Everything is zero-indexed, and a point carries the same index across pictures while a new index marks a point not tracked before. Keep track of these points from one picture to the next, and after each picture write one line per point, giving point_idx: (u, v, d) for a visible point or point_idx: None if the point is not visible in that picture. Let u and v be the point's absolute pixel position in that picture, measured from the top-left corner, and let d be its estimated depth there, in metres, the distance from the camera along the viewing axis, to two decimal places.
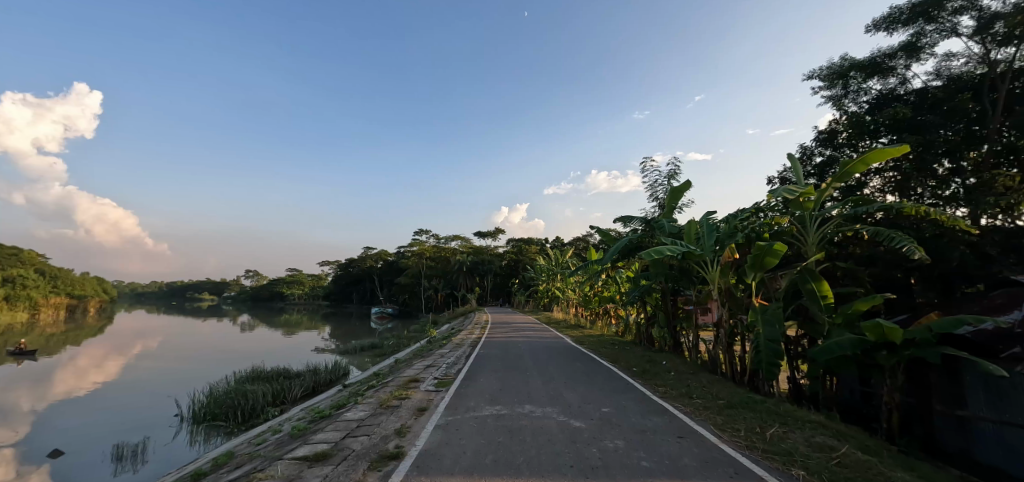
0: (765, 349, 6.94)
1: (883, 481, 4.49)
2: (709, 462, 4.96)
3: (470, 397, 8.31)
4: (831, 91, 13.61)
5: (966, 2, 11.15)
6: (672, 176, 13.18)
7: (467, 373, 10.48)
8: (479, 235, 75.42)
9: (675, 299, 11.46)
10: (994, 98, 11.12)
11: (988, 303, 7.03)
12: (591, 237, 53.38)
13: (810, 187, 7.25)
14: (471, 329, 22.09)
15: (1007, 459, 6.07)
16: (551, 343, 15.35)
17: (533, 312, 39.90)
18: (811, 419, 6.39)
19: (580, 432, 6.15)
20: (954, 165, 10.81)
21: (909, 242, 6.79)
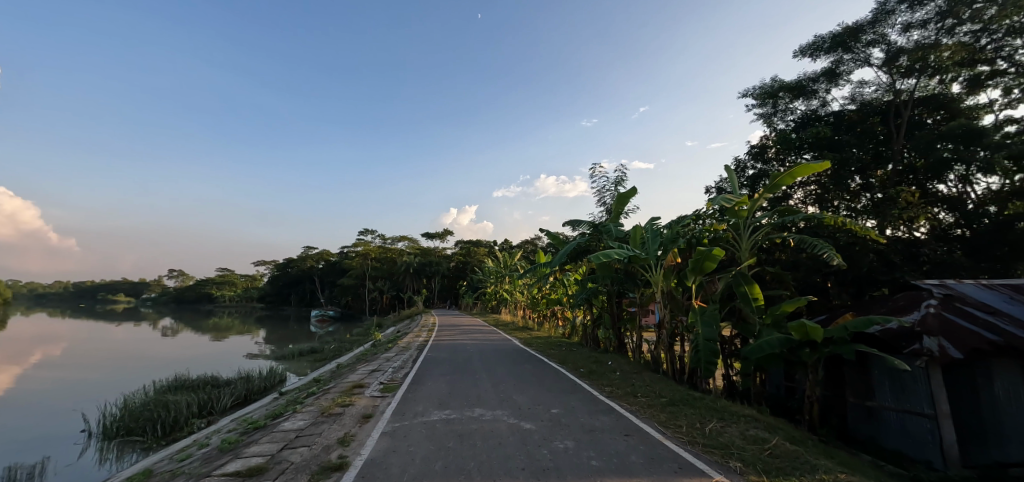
0: (703, 348, 7.32)
1: (808, 469, 4.87)
2: (655, 458, 5.14)
3: (417, 402, 8.08)
4: (763, 109, 14.71)
5: (877, 36, 12.52)
6: (619, 183, 13.63)
7: (414, 377, 10.20)
8: (426, 236, 74.15)
9: (620, 301, 11.85)
10: (898, 123, 12.53)
11: (892, 305, 7.87)
12: (538, 241, 54.17)
13: (745, 197, 7.76)
14: (417, 332, 21.62)
15: (909, 445, 6.97)
16: (500, 346, 15.35)
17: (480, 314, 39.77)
18: (745, 413, 6.81)
19: (530, 434, 6.16)
20: (865, 181, 12.03)
21: (828, 250, 7.43)
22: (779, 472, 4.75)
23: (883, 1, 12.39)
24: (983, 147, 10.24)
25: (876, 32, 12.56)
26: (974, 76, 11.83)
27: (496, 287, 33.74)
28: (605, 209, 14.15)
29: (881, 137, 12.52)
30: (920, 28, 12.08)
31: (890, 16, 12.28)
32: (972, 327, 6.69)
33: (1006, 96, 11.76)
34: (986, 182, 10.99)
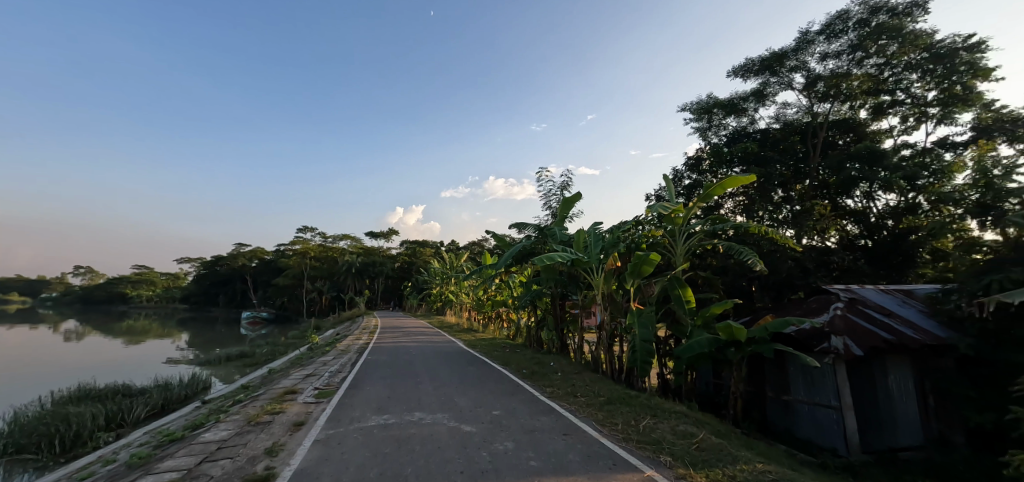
0: (640, 348, 7.62)
1: (730, 460, 5.18)
2: (591, 456, 5.26)
3: (354, 407, 7.75)
4: (699, 123, 15.64)
5: (799, 62, 13.74)
6: (565, 187, 13.91)
7: (352, 381, 9.79)
8: (371, 235, 71.89)
9: (564, 303, 12.09)
10: (814, 143, 13.78)
11: (806, 308, 8.62)
12: (486, 242, 54.31)
13: (680, 205, 8.16)
14: (358, 335, 20.80)
15: (817, 434, 7.68)
16: (444, 348, 15.15)
17: (424, 316, 39.14)
18: (676, 409, 7.17)
19: (470, 437, 6.09)
20: (786, 194, 13.19)
21: (753, 256, 7.97)
22: (704, 464, 5.01)
23: (804, 32, 13.62)
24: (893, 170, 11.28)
25: (798, 59, 13.77)
26: (877, 105, 13.40)
27: (441, 288, 33.28)
28: (551, 213, 14.37)
29: (801, 155, 13.74)
30: (834, 58, 13.38)
31: (810, 45, 13.53)
32: (870, 327, 7.50)
33: (902, 123, 13.34)
34: (885, 198, 12.34)
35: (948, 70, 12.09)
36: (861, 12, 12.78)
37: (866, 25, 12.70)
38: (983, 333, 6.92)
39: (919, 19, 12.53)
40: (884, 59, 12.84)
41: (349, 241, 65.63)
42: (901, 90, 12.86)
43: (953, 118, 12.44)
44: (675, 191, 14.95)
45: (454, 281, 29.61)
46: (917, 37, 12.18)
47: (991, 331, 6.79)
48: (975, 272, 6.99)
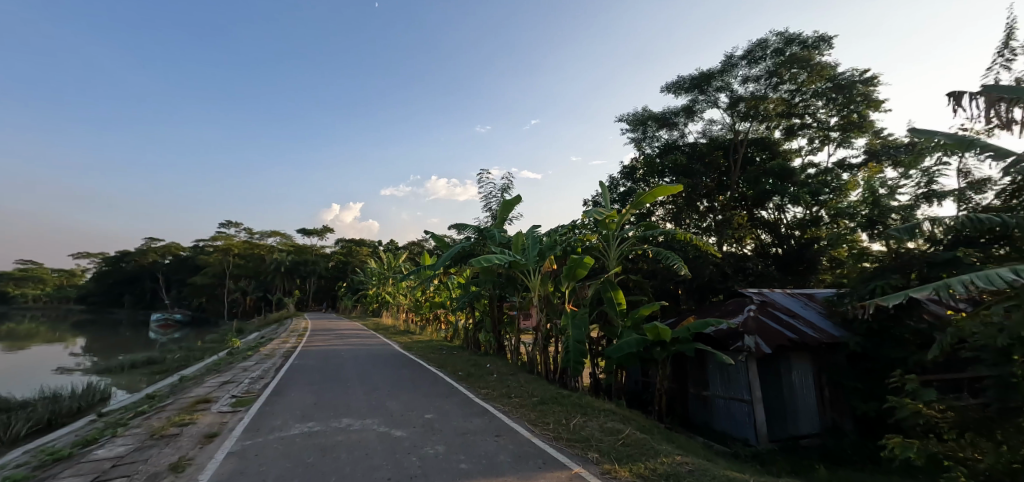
0: (573, 349, 7.84)
1: (652, 453, 5.44)
2: (522, 456, 5.29)
3: (275, 415, 7.24)
4: (634, 134, 16.46)
5: (723, 83, 14.86)
6: (506, 190, 14.02)
7: (276, 388, 9.18)
8: (305, 233, 68.16)
9: (502, 305, 12.16)
10: (735, 158, 14.92)
11: (724, 310, 9.32)
12: (426, 242, 53.55)
13: (614, 211, 8.49)
14: (285, 338, 19.56)
15: (732, 426, 8.32)
16: (378, 351, 14.66)
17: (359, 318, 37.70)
18: (605, 407, 7.43)
19: (400, 442, 5.89)
20: (710, 204, 14.41)
21: (678, 261, 8.48)
22: (629, 459, 5.22)
23: (729, 56, 14.75)
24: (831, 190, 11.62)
25: (723, 81, 14.87)
26: (788, 126, 14.84)
27: (378, 289, 32.23)
28: (491, 215, 14.40)
29: (723, 168, 14.89)
30: (754, 82, 14.54)
31: (733, 68, 14.68)
32: (778, 327, 8.26)
33: (808, 144, 14.83)
34: (794, 211, 13.62)
35: (846, 99, 13.82)
36: (777, 42, 14.07)
37: (781, 54, 13.99)
38: (869, 332, 7.82)
39: (825, 52, 14.03)
40: (795, 86, 14.19)
41: (279, 238, 61.70)
42: (809, 114, 14.46)
43: (850, 142, 14.16)
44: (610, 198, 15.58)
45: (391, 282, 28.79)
46: (822, 68, 13.68)
47: (874, 330, 7.72)
48: (863, 278, 7.93)
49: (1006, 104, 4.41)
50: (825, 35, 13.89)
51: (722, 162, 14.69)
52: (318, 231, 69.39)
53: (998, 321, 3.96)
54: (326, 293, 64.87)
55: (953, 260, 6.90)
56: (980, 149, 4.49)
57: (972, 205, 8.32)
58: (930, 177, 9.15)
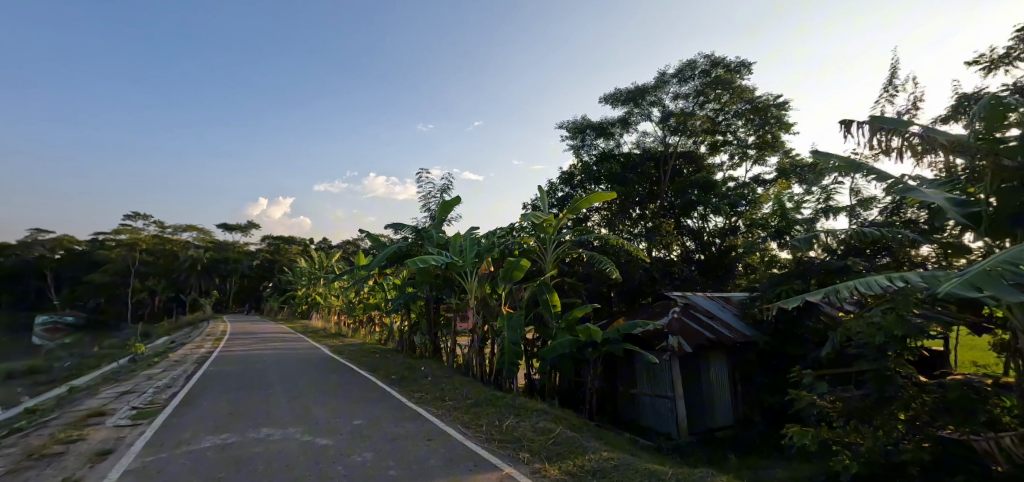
0: (508, 351, 7.92)
1: (581, 450, 5.61)
2: (453, 460, 5.23)
3: (183, 427, 6.59)
4: (574, 141, 17.00)
5: (656, 98, 15.76)
6: (446, 190, 13.91)
7: (186, 397, 8.37)
8: (227, 228, 63.07)
9: (438, 306, 12.02)
10: (665, 169, 15.84)
11: (651, 312, 9.87)
12: (363, 242, 51.68)
13: (551, 215, 8.72)
14: (199, 342, 17.92)
15: (656, 421, 8.83)
16: (305, 355, 13.90)
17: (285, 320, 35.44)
18: (538, 407, 7.56)
19: (326, 450, 5.60)
20: (641, 212, 15.26)
21: (610, 265, 8.87)
22: (559, 457, 5.33)
23: (662, 73, 15.69)
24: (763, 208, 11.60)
25: (656, 96, 15.78)
26: (713, 142, 15.99)
27: (307, 290, 30.57)
28: (430, 215, 14.20)
29: (654, 179, 15.80)
30: (683, 99, 15.51)
31: (665, 85, 15.63)
32: (698, 327, 8.90)
33: (729, 160, 16.13)
34: (715, 221, 14.71)
35: (762, 120, 15.26)
36: (704, 64, 15.21)
37: (707, 75, 15.13)
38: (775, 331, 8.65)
39: (745, 77, 15.38)
40: (719, 105, 15.37)
41: (197, 233, 56.53)
42: (730, 132, 15.70)
43: (764, 160, 15.62)
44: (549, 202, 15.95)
45: (322, 283, 27.42)
46: (742, 91, 14.99)
47: (780, 330, 8.53)
48: (772, 283, 8.76)
49: (886, 134, 4.52)
50: (745, 61, 15.23)
51: (652, 173, 15.60)
52: (242, 227, 64.45)
53: (876, 321, 4.54)
54: (250, 293, 60.36)
55: (845, 268, 7.81)
56: (864, 173, 4.92)
57: (860, 220, 9.50)
58: (828, 194, 10.32)
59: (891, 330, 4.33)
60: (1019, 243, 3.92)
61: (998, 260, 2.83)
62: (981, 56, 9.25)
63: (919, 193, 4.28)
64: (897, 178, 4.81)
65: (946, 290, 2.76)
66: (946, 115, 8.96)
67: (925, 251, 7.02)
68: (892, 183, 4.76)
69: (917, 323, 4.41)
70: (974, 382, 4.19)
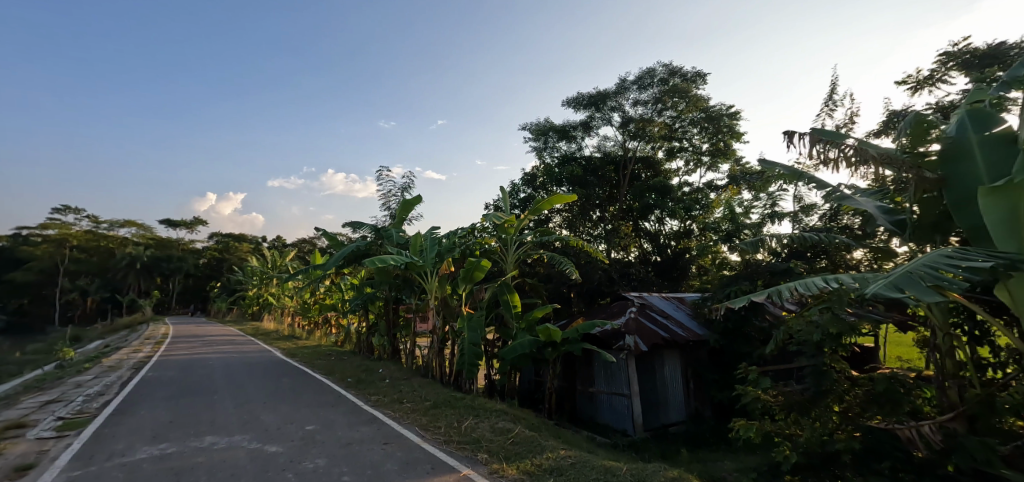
0: (468, 352, 7.91)
1: (539, 449, 5.65)
2: (410, 463, 5.13)
3: (115, 438, 6.11)
4: (537, 143, 17.17)
5: (617, 104, 16.18)
6: (406, 189, 13.68)
7: (119, 406, 7.77)
8: (171, 224, 59.29)
9: (397, 307, 11.81)
10: (625, 173, 16.29)
11: (609, 312, 10.13)
12: (319, 241, 50.04)
13: (512, 216, 8.78)
14: (136, 346, 16.71)
15: (613, 418, 9.08)
16: (255, 358, 13.27)
17: (234, 322, 33.71)
18: (497, 408, 7.57)
19: (275, 458, 5.36)
20: (601, 215, 15.65)
21: (570, 266, 9.02)
22: (516, 456, 5.35)
23: (623, 79, 16.13)
24: (722, 221, 11.98)
25: (617, 101, 16.19)
26: (669, 148, 16.59)
27: (259, 290, 29.22)
28: (389, 214, 13.91)
29: (614, 182, 16.22)
30: (643, 105, 15.98)
31: (626, 91, 16.07)
32: (654, 327, 9.21)
33: (685, 166, 16.80)
34: (671, 224, 15.33)
35: (715, 128, 15.99)
36: (663, 72, 15.76)
37: (665, 84, 15.70)
38: (725, 331, 9.04)
39: (700, 87, 16.08)
40: (676, 113, 15.98)
41: (136, 229, 52.71)
42: (686, 139, 16.34)
43: (717, 167, 16.40)
44: (512, 203, 16.02)
45: (275, 283, 26.29)
46: (698, 100, 15.66)
47: (729, 329, 8.91)
48: (722, 284, 9.17)
49: (823, 146, 4.21)
50: (701, 71, 15.91)
51: (612, 177, 16.02)
52: (188, 223, 60.71)
53: (814, 319, 4.84)
54: (196, 293, 56.97)
55: (788, 270, 8.29)
56: (805, 181, 5.04)
57: (802, 225, 10.14)
58: (773, 201, 10.95)
59: (827, 328, 4.63)
60: (938, 248, 4.26)
61: (921, 264, 2.97)
62: (908, 77, 10.11)
63: (854, 202, 4.57)
64: (833, 186, 4.96)
65: (873, 289, 2.89)
66: (877, 129, 9.73)
67: (858, 255, 7.57)
68: (830, 191, 4.89)
69: (850, 321, 4.75)
70: (899, 375, 4.60)
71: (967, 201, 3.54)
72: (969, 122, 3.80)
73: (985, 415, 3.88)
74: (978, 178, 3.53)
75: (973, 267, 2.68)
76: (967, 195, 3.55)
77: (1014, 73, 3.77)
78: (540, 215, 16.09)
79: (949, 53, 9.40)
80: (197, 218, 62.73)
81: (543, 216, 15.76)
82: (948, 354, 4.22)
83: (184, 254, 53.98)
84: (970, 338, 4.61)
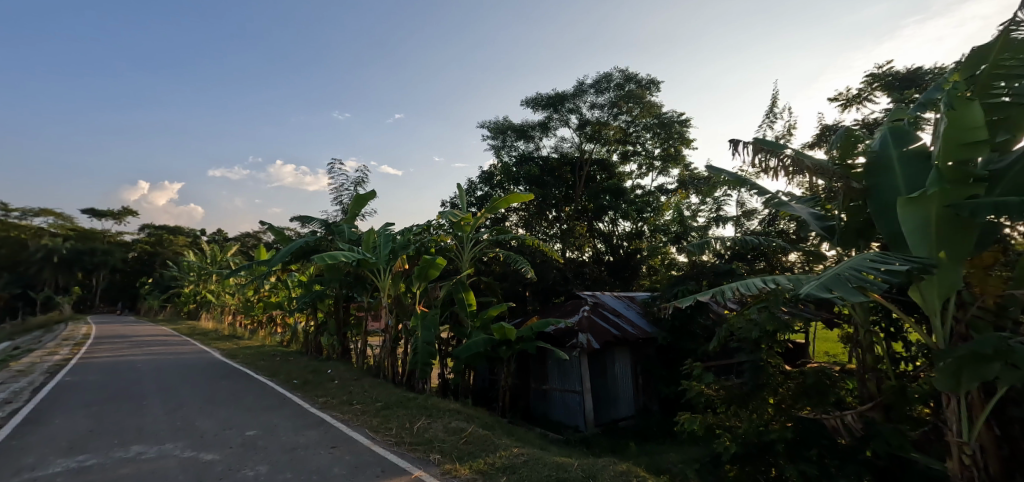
0: (421, 351, 7.85)
1: (492, 448, 5.61)
2: (359, 466, 4.97)
3: (22, 450, 5.53)
4: (495, 142, 17.27)
5: (574, 106, 16.45)
6: (360, 183, 13.30)
7: (29, 415, 6.99)
8: (94, 214, 54.47)
9: (348, 305, 11.50)
10: (580, 174, 16.67)
11: (565, 310, 10.31)
12: (263, 234, 48.04)
13: (469, 214, 8.75)
14: (54, 347, 15.34)
15: (565, 415, 9.32)
16: (192, 360, 12.48)
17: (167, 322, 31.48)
18: (451, 408, 7.49)
19: (210, 466, 5.01)
20: (557, 216, 16.01)
21: (527, 265, 9.00)
22: (470, 455, 5.32)
23: (581, 83, 16.46)
24: (673, 222, 12.58)
25: (574, 103, 16.48)
26: (624, 151, 17.08)
27: (197, 287, 27.54)
28: (340, 209, 13.46)
29: (570, 183, 16.60)
30: (600, 109, 16.39)
31: (583, 94, 16.40)
32: (605, 325, 9.49)
33: (638, 169, 17.39)
34: (624, 225, 15.84)
35: (667, 134, 16.66)
36: (619, 77, 16.25)
37: (621, 89, 16.20)
38: (672, 329, 9.46)
39: (654, 93, 16.69)
40: (630, 118, 16.44)
41: (54, 219, 47.94)
42: (640, 143, 16.92)
43: (667, 171, 17.09)
44: (468, 201, 16.00)
45: (215, 279, 24.81)
46: (651, 106, 16.23)
47: (676, 327, 9.36)
48: (671, 284, 9.57)
49: (765, 155, 4.46)
50: (655, 78, 16.53)
51: (568, 178, 16.39)
52: (116, 214, 55.77)
53: (752, 317, 5.16)
54: (124, 289, 52.76)
55: (730, 271, 8.76)
56: (748, 188, 5.29)
57: (744, 229, 10.75)
58: (719, 206, 11.57)
59: (764, 326, 4.94)
60: (859, 252, 4.63)
61: (846, 268, 3.20)
62: (839, 94, 10.97)
63: (790, 208, 4.85)
64: (773, 193, 5.25)
65: (806, 289, 3.08)
66: (812, 141, 10.50)
67: (792, 258, 8.13)
68: (769, 197, 5.18)
69: (784, 319, 5.09)
70: (827, 369, 4.94)
71: (888, 209, 3.83)
72: (891, 138, 4.15)
73: (899, 404, 4.29)
74: (897, 188, 3.84)
75: (891, 270, 2.94)
76: (888, 203, 3.84)
77: (929, 95, 4.17)
78: (497, 214, 16.26)
79: (874, 75, 10.27)
80: (127, 208, 57.95)
81: (499, 215, 15.87)
82: (868, 349, 4.58)
83: (111, 247, 49.67)
84: (887, 334, 5.06)
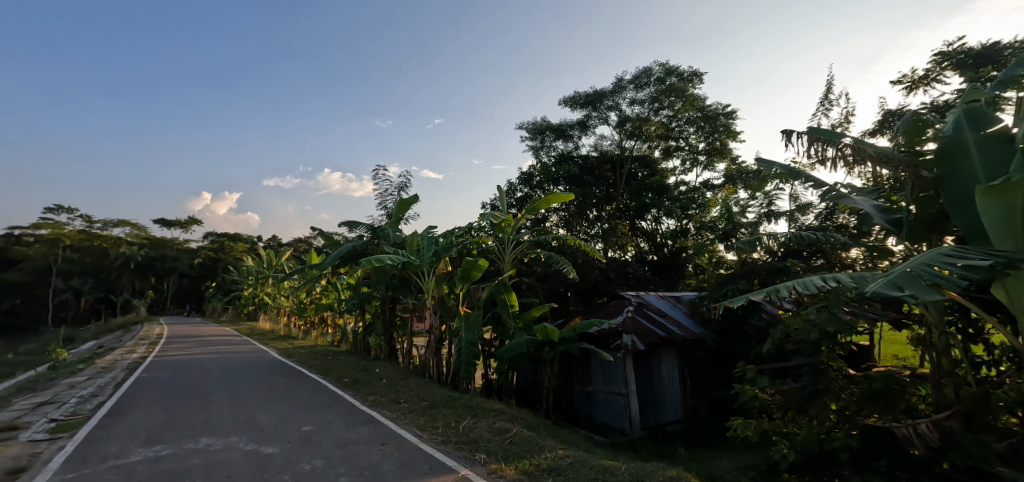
0: (465, 351, 7.96)
1: (537, 449, 5.59)
2: (408, 464, 5.09)
3: (110, 439, 6.06)
4: (534, 142, 17.25)
5: (613, 103, 16.17)
6: (403, 188, 13.71)
7: (113, 408, 7.65)
8: (162, 224, 59.13)
9: (394, 307, 11.84)
10: (621, 172, 16.36)
11: (607, 311, 10.15)
12: (313, 240, 50.54)
13: (510, 215, 8.77)
14: (133, 346, 16.75)
15: (611, 418, 9.15)
16: (251, 359, 13.22)
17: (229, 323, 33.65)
18: (495, 408, 7.54)
19: (271, 459, 5.28)
20: (598, 215, 15.76)
21: (567, 265, 8.88)
22: (515, 456, 5.33)
23: (620, 79, 16.17)
24: (720, 219, 12.11)
25: (613, 100, 16.20)
26: (666, 147, 16.59)
27: (256, 290, 29.26)
28: (386, 213, 13.89)
29: (610, 181, 16.33)
30: (640, 104, 16.02)
31: (622, 90, 16.10)
32: (650, 326, 9.24)
33: (681, 165, 16.84)
34: (667, 223, 15.43)
35: (712, 128, 16.02)
36: (659, 71, 15.81)
37: (662, 83, 15.76)
38: (721, 330, 9.10)
39: (696, 86, 16.12)
40: (673, 112, 16.00)
41: (130, 229, 52.48)
42: (682, 138, 16.40)
43: (713, 166, 16.48)
44: (508, 202, 16.08)
45: (271, 282, 26.29)
46: (694, 99, 15.70)
47: (726, 328, 8.99)
48: (719, 283, 9.18)
49: (821, 145, 4.23)
50: (698, 70, 15.97)
51: (608, 176, 16.17)
52: (183, 223, 60.17)
53: (811, 318, 4.80)
54: (190, 293, 56.94)
55: (784, 269, 8.28)
56: (802, 180, 5.00)
57: (799, 224, 10.15)
58: (770, 200, 10.98)
59: (824, 327, 4.59)
60: (933, 246, 4.25)
61: (918, 264, 2.94)
62: (904, 76, 10.15)
63: (851, 201, 4.52)
64: (831, 185, 4.93)
65: (872, 288, 2.85)
66: (874, 128, 9.79)
67: (854, 254, 7.60)
68: (827, 190, 4.86)
69: (846, 319, 4.75)
70: (895, 373, 4.63)
71: (965, 199, 3.51)
72: (967, 121, 3.77)
73: (982, 413, 3.88)
74: (976, 176, 3.51)
75: (972, 266, 2.67)
76: (964, 192, 3.52)
77: (1010, 71, 3.75)
78: (537, 214, 16.23)
79: (944, 53, 9.44)
80: (191, 217, 62.55)
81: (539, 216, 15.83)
82: (944, 351, 4.18)
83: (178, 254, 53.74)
84: (964, 335, 4.63)
